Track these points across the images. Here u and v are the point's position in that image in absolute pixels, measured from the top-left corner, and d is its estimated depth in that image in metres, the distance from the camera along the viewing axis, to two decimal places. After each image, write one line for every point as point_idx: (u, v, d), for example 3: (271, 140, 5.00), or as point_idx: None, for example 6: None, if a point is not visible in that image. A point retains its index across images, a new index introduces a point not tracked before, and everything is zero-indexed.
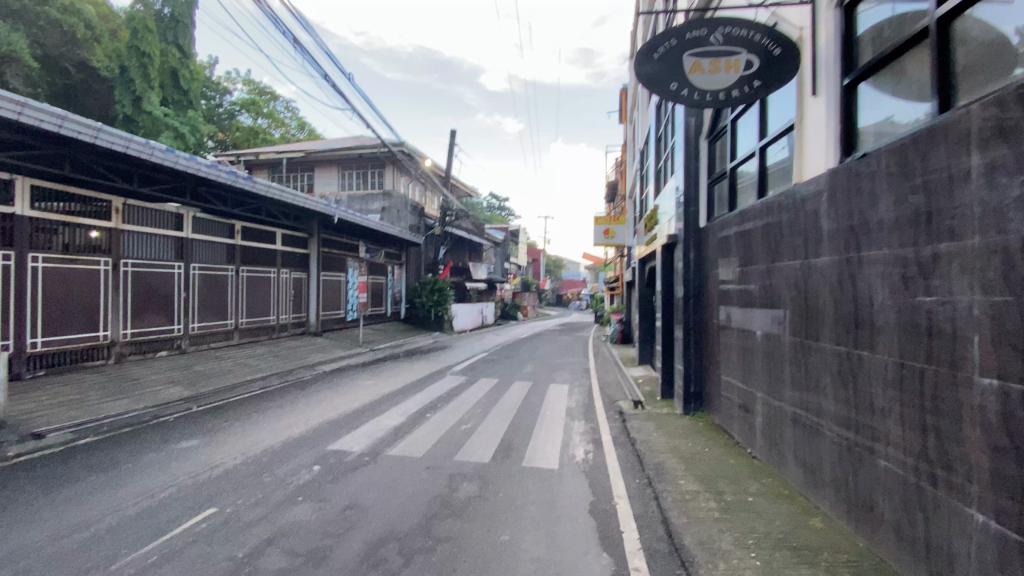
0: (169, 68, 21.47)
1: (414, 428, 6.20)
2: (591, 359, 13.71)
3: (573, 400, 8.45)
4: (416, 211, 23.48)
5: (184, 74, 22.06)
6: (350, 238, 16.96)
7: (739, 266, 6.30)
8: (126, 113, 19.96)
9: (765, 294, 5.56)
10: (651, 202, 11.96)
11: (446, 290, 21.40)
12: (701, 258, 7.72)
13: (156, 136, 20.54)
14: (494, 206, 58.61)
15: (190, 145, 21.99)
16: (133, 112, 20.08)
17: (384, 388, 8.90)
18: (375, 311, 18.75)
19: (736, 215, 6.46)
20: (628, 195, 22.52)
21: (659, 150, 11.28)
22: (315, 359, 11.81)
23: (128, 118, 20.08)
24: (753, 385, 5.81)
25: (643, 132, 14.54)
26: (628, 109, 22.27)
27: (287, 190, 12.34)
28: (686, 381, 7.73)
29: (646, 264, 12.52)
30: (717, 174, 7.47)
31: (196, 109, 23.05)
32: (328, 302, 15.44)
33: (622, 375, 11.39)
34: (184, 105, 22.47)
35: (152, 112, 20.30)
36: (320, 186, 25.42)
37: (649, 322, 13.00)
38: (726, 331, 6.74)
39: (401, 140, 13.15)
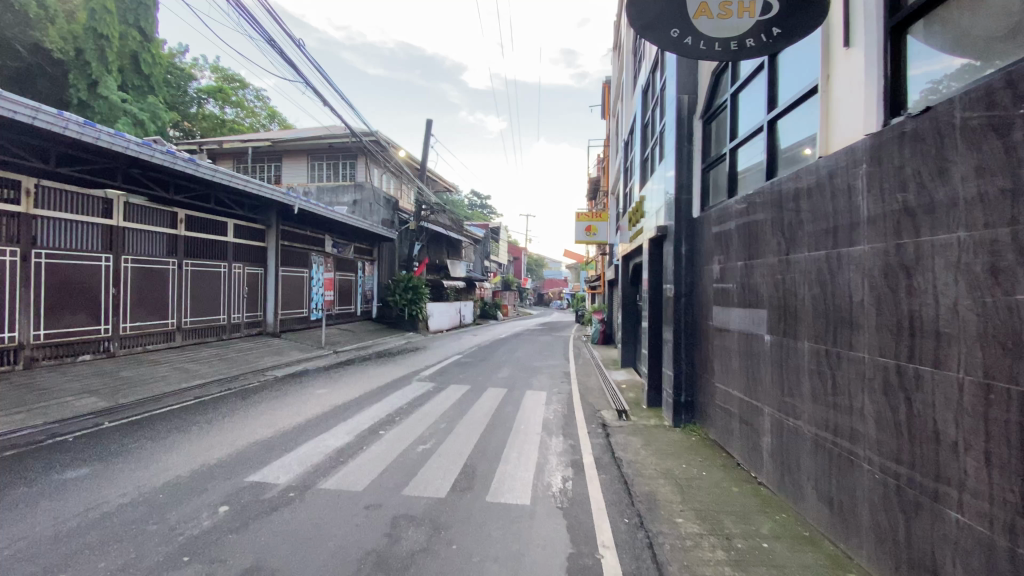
0: (129, 51, 19.78)
1: (359, 450, 5.21)
2: (571, 362, 12.86)
3: (551, 410, 7.54)
4: (389, 205, 22.39)
5: (145, 58, 20.48)
6: (314, 231, 15.77)
7: (741, 260, 5.41)
8: (80, 98, 18.28)
9: (775, 292, 4.68)
10: (635, 194, 11.10)
11: (422, 290, 20.32)
12: (694, 252, 6.86)
13: (112, 122, 18.98)
14: (475, 203, 57.55)
15: (148, 133, 20.54)
16: (88, 96, 18.43)
17: (337, 398, 7.85)
18: (343, 310, 17.59)
19: (737, 201, 5.58)
20: (610, 191, 21.81)
21: (646, 138, 10.42)
22: (268, 363, 10.68)
23: (82, 103, 18.42)
24: (758, 398, 4.95)
25: (628, 120, 13.71)
26: (611, 103, 21.58)
27: (238, 175, 11.16)
28: (676, 390, 6.87)
29: (630, 261, 11.66)
30: (713, 158, 6.60)
31: (157, 96, 21.54)
32: (288, 300, 14.27)
33: (604, 379, 10.54)
34: (144, 90, 21.12)
35: (109, 96, 18.81)
36: (288, 178, 24.12)
37: (632, 323, 12.19)
38: (723, 334, 5.87)
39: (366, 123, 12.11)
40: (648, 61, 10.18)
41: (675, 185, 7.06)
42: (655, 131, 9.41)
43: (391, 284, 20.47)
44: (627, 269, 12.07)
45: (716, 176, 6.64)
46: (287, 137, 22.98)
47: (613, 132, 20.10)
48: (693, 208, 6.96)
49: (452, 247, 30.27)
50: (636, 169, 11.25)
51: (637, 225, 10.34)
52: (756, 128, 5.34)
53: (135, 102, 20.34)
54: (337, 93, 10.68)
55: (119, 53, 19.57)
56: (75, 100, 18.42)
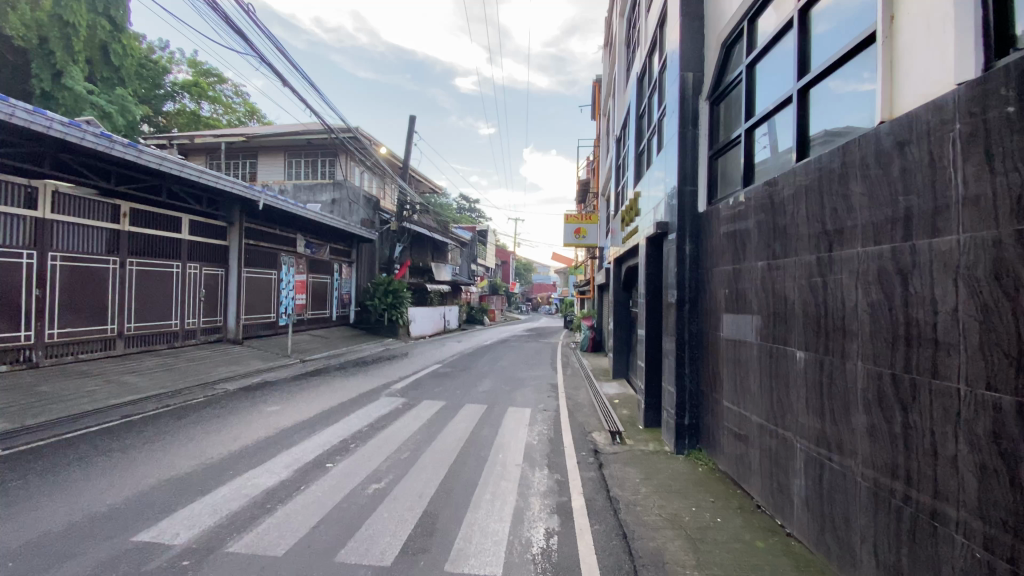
0: (99, 43, 18.48)
1: (297, 490, 4.23)
2: (560, 372, 11.94)
3: (535, 431, 6.59)
4: (370, 205, 21.35)
5: (116, 49, 19.19)
6: (285, 230, 14.72)
7: (761, 260, 4.48)
8: (44, 89, 17.06)
9: (808, 295, 3.75)
10: (629, 191, 10.22)
11: (404, 294, 19.38)
12: (700, 251, 5.96)
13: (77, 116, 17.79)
14: (463, 207, 56.68)
15: (116, 127, 19.37)
16: (53, 88, 17.22)
17: (290, 417, 6.82)
18: (316, 314, 16.50)
19: (754, 189, 4.68)
20: (600, 192, 20.94)
21: (641, 131, 9.56)
22: (221, 374, 9.59)
23: (45, 95, 17.21)
24: (784, 427, 4.01)
25: (621, 113, 12.88)
26: (602, 101, 20.76)
27: (189, 165, 10.05)
28: (679, 411, 5.93)
29: (623, 264, 10.77)
30: (724, 143, 5.70)
31: (127, 89, 20.47)
32: (254, 304, 13.17)
33: (595, 393, 9.62)
34: (115, 83, 19.90)
35: (77, 89, 17.56)
36: (264, 175, 23.00)
37: (625, 330, 11.29)
38: (738, 347, 4.94)
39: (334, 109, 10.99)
40: (645, 45, 9.29)
41: (677, 175, 6.15)
42: (652, 120, 8.54)
43: (370, 288, 19.39)
44: (620, 272, 11.19)
45: (726, 164, 5.75)
46: (263, 132, 21.86)
47: (604, 129, 19.23)
48: (699, 201, 6.06)
49: (437, 250, 29.26)
50: (631, 164, 10.36)
51: (631, 224, 9.46)
52: (781, 101, 4.44)
53: (101, 94, 19.00)
54: (301, 77, 9.72)
55: (87, 44, 18.31)
56: (38, 91, 17.20)
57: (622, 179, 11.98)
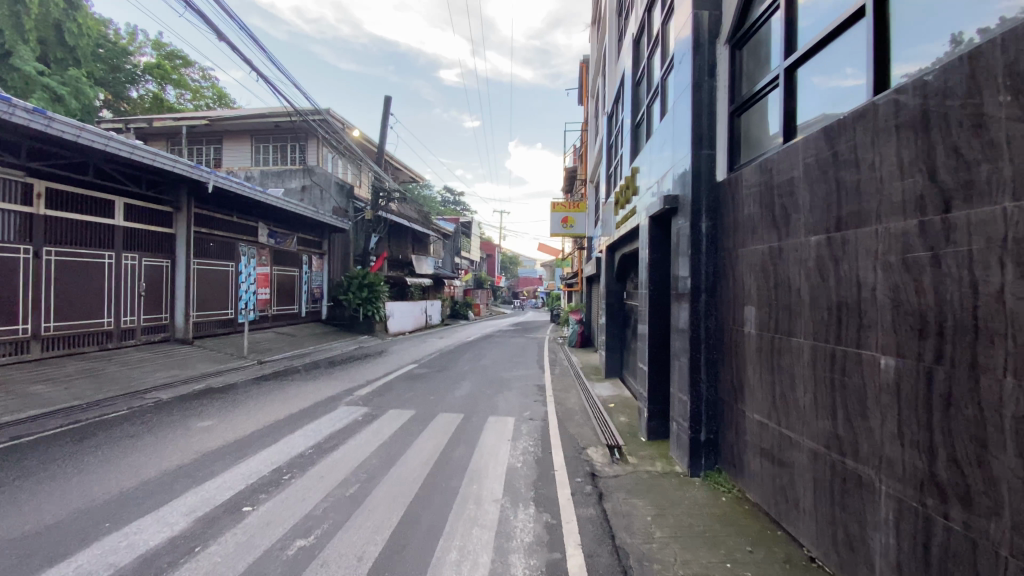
0: (52, 22, 16.75)
1: (186, 555, 3.05)
2: (547, 371, 10.85)
3: (518, 447, 5.48)
4: (343, 192, 19.95)
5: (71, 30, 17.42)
6: (245, 218, 13.41)
7: (813, 234, 3.36)
8: None
9: (898, 277, 2.64)
10: (624, 169, 9.11)
11: (380, 288, 18.07)
12: (719, 230, 4.85)
13: (23, 98, 16.20)
14: (447, 200, 55.24)
15: (68, 110, 17.78)
16: None
17: (222, 435, 5.62)
18: (282, 310, 15.19)
19: (799, 141, 3.55)
20: (588, 179, 19.86)
21: (639, 99, 8.41)
22: (157, 380, 8.31)
23: None
24: (855, 459, 2.93)
25: (612, 87, 11.77)
26: (589, 84, 19.69)
27: (119, 139, 8.66)
28: (694, 426, 4.82)
29: (618, 251, 9.65)
30: (751, 95, 4.55)
31: (81, 71, 18.74)
32: (206, 299, 11.85)
33: (587, 396, 8.52)
34: (68, 64, 18.22)
35: (25, 71, 15.89)
36: (229, 161, 21.50)
37: (619, 325, 10.20)
38: (773, 348, 3.83)
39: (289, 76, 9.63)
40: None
41: (691, 136, 5.02)
42: (652, 84, 7.40)
43: (344, 281, 18.06)
44: (614, 261, 10.08)
45: (751, 121, 4.64)
46: (227, 115, 20.35)
47: (592, 112, 18.13)
48: (718, 169, 4.94)
49: (418, 241, 27.91)
50: (626, 140, 9.25)
51: (627, 205, 8.36)
52: (833, 26, 3.33)
53: (52, 75, 17.44)
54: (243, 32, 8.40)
55: (41, 25, 16.61)
56: None
57: (616, 158, 10.81)
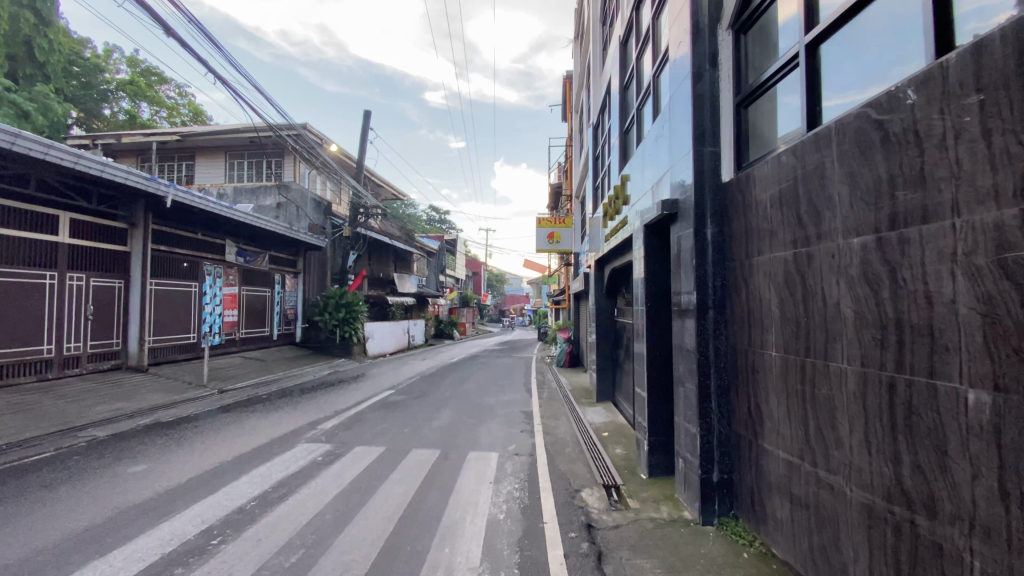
0: (22, 39, 16.03)
1: None
2: (534, 395, 10.09)
3: (502, 490, 4.73)
4: (320, 209, 19.14)
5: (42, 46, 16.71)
6: (211, 235, 12.59)
7: (857, 235, 2.71)
8: None
9: (991, 285, 1.99)
10: (613, 178, 8.52)
11: (359, 308, 17.25)
12: (726, 236, 4.22)
13: None
14: (432, 219, 54.67)
15: (35, 128, 16.83)
16: None
17: (156, 484, 4.79)
18: (252, 333, 14.30)
19: (833, 124, 2.91)
20: (574, 194, 19.40)
21: (628, 104, 7.86)
22: (97, 416, 7.40)
23: None
24: (933, 521, 2.25)
25: (598, 97, 11.32)
26: (573, 99, 19.38)
27: (61, 148, 7.82)
28: (705, 464, 4.13)
29: (608, 266, 9.00)
30: (761, 83, 3.93)
31: (50, 87, 17.93)
32: (164, 322, 10.96)
33: (578, 424, 7.79)
34: (36, 79, 17.42)
35: None
36: (202, 178, 20.67)
37: (610, 345, 9.52)
38: (804, 375, 3.17)
39: (251, 80, 8.92)
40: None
41: (692, 131, 4.38)
42: (642, 86, 6.85)
43: (320, 302, 17.21)
44: (604, 276, 9.44)
45: (760, 113, 4.02)
46: (200, 130, 19.58)
47: (577, 126, 17.74)
48: (724, 168, 4.29)
49: (400, 259, 27.13)
50: (614, 148, 8.69)
51: (618, 216, 7.74)
52: None
53: (19, 91, 16.47)
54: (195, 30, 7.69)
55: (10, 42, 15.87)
56: None
57: (604, 169, 10.24)
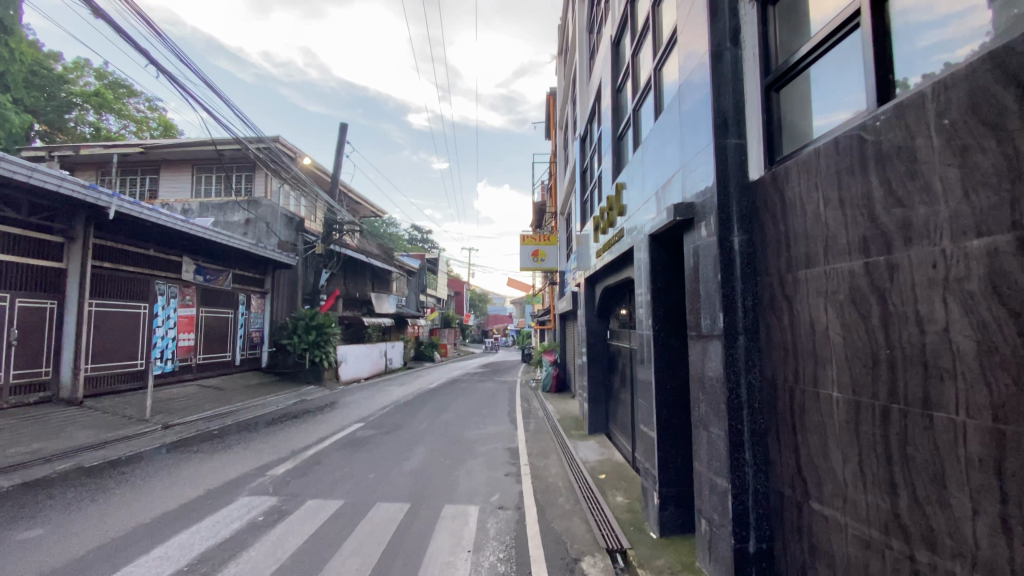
0: None
1: None
2: (520, 426, 9.16)
3: (484, 562, 3.80)
4: (292, 225, 18.16)
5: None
6: (167, 251, 11.53)
7: (980, 234, 1.89)
8: None
9: None
10: (605, 188, 7.80)
11: (331, 331, 16.17)
12: (756, 245, 3.43)
13: None
14: (414, 238, 53.71)
15: None
16: None
17: (44, 561, 3.76)
18: (210, 358, 13.13)
19: (928, 86, 2.13)
20: (559, 211, 18.75)
21: (622, 106, 7.15)
22: (4, 462, 6.25)
23: None
24: None
25: (585, 106, 10.68)
26: (558, 114, 18.86)
27: None
28: (738, 531, 3.27)
29: (600, 284, 8.20)
30: (796, 59, 3.18)
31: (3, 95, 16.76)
32: (106, 348, 9.81)
33: (570, 462, 6.88)
34: None
35: None
36: (167, 193, 19.52)
37: (603, 371, 8.68)
38: (886, 426, 2.32)
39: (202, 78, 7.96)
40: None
41: (712, 118, 3.61)
42: (639, 84, 6.16)
43: (289, 324, 16.10)
44: (596, 296, 8.62)
45: (796, 97, 3.26)
46: (165, 142, 18.51)
47: (562, 141, 17.17)
48: (751, 164, 3.52)
49: (378, 279, 26.07)
50: (605, 156, 7.99)
51: (612, 228, 6.96)
52: None
53: None
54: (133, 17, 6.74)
55: None
56: None
57: (593, 181, 9.53)
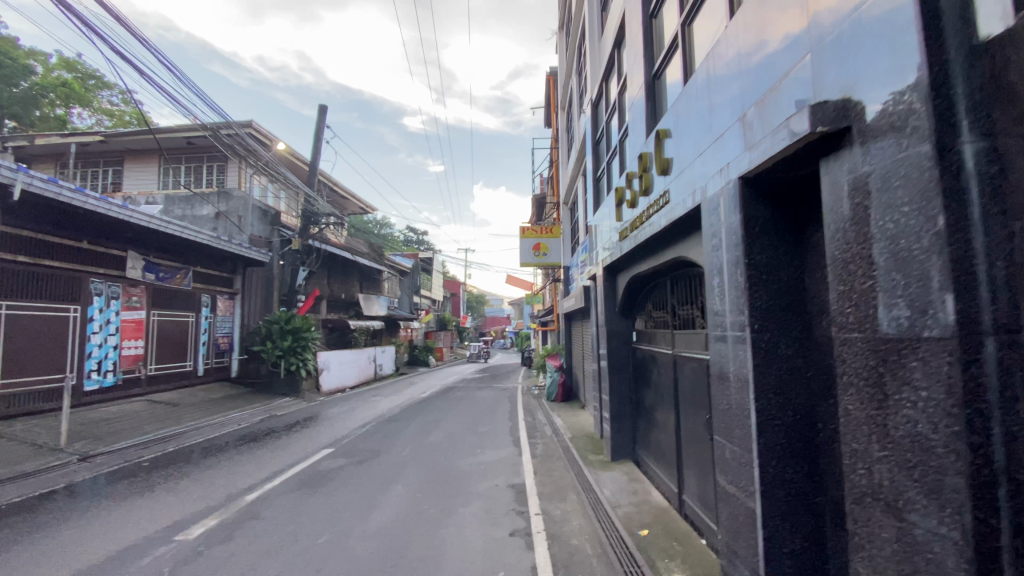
0: None
1: None
2: (526, 451, 7.44)
3: None
4: (266, 218, 16.46)
5: None
6: (104, 243, 9.79)
7: None
8: None
9: None
10: (632, 150, 6.08)
11: (309, 335, 14.44)
12: (1010, 159, 1.71)
13: None
14: (409, 239, 51.78)
15: None
16: None
17: None
18: (166, 368, 11.42)
19: None
20: (561, 201, 17.01)
21: (658, 37, 5.37)
22: None
23: None
24: None
25: (597, 65, 8.94)
26: (559, 95, 17.10)
27: None
28: None
29: (627, 273, 6.47)
30: None
31: None
32: (20, 360, 8.08)
33: (594, 507, 5.19)
34: None
35: None
36: (131, 186, 17.76)
37: (629, 381, 6.96)
38: None
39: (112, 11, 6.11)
40: None
41: None
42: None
43: (262, 327, 14.32)
44: (620, 287, 6.90)
45: None
46: (127, 129, 16.76)
47: (565, 122, 15.44)
48: (981, 1, 1.76)
49: (367, 279, 24.29)
50: (630, 109, 6.23)
51: (646, 196, 5.19)
52: None
53: None
54: None
55: None
56: None
57: (609, 150, 7.80)
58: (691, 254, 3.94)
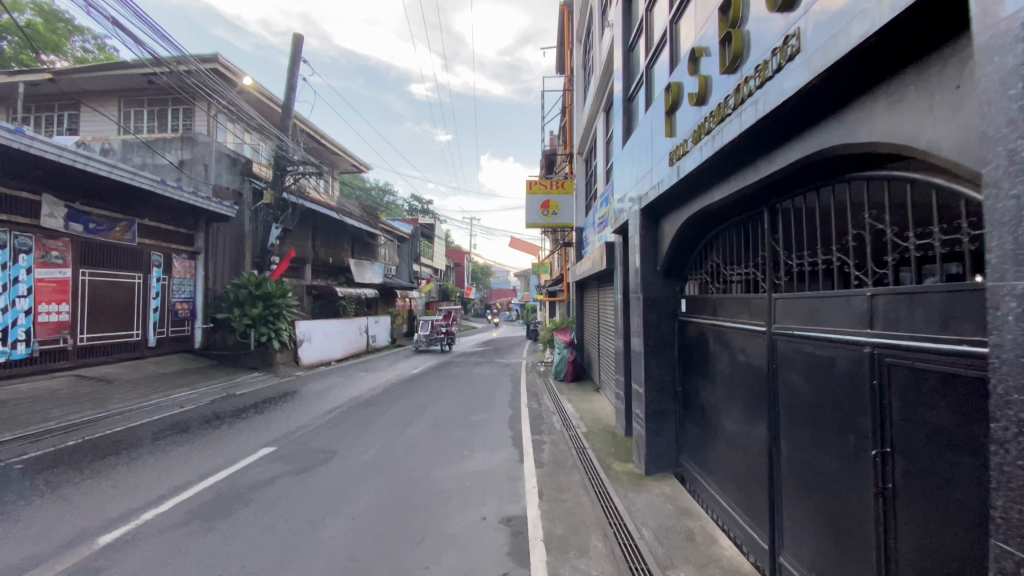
0: None
1: None
2: (527, 456, 5.59)
3: None
4: (236, 168, 14.22)
5: None
6: (7, 183, 7.89)
7: None
8: None
9: None
10: (698, 20, 3.96)
11: (283, 303, 12.59)
12: None
13: None
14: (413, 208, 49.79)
15: None
16: None
17: None
18: (103, 338, 9.66)
19: None
20: (575, 152, 14.82)
21: None
22: None
23: None
24: None
25: None
26: (575, 28, 14.76)
27: None
28: None
29: (679, 214, 4.47)
30: None
31: None
32: None
33: (633, 564, 3.33)
34: None
35: None
36: (89, 131, 15.69)
37: (673, 366, 5.04)
38: None
39: None
40: None
41: None
42: None
43: (232, 290, 12.41)
44: (666, 236, 4.89)
45: None
46: (81, 65, 14.60)
47: (583, 56, 13.15)
48: None
49: (361, 244, 22.35)
50: None
51: (734, 74, 3.17)
52: None
53: None
54: None
55: None
56: None
57: (650, 50, 5.69)
58: (878, 132, 1.98)
